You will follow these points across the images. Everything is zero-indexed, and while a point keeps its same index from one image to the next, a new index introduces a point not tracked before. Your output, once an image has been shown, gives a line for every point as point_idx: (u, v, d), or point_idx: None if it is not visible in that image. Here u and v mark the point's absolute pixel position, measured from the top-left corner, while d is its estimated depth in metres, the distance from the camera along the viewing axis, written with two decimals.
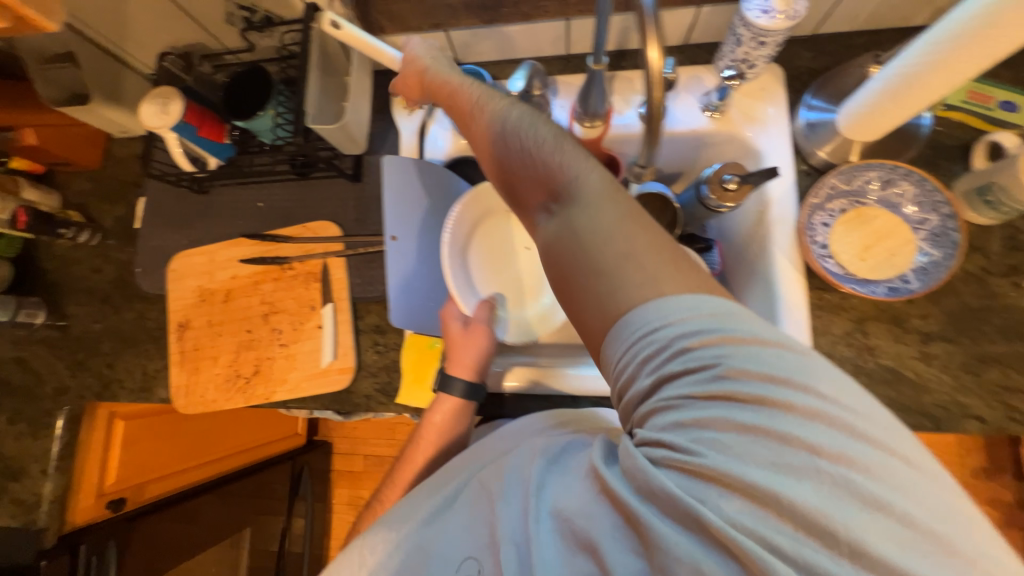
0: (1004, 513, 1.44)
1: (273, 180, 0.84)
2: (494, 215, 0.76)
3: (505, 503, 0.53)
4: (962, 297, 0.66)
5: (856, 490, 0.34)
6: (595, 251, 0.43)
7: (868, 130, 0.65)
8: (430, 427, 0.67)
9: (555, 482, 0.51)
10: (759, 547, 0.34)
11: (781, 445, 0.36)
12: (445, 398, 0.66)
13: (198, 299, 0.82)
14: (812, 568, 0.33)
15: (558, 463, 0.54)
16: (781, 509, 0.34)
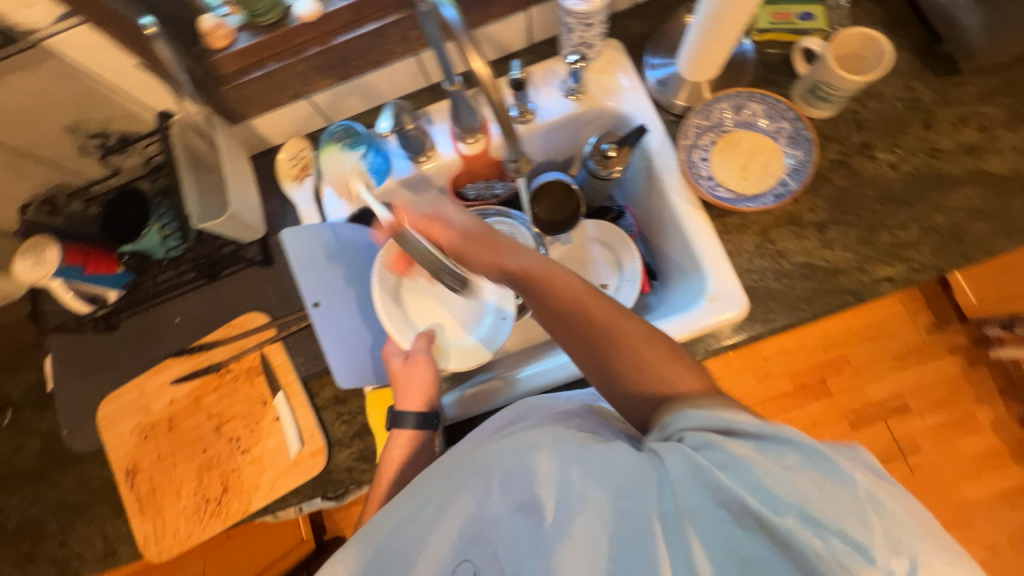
0: (965, 355, 1.57)
1: (184, 292, 0.81)
2: (418, 255, 0.80)
3: (510, 501, 0.50)
4: (836, 183, 0.74)
5: (868, 498, 0.39)
6: (627, 371, 0.56)
7: (705, 69, 0.73)
8: (389, 464, 0.61)
9: (570, 470, 0.49)
10: (781, 521, 0.39)
11: (804, 464, 0.41)
12: (400, 432, 0.63)
13: (141, 439, 0.77)
14: (820, 538, 0.38)
15: (565, 450, 0.50)
16: (805, 493, 0.40)
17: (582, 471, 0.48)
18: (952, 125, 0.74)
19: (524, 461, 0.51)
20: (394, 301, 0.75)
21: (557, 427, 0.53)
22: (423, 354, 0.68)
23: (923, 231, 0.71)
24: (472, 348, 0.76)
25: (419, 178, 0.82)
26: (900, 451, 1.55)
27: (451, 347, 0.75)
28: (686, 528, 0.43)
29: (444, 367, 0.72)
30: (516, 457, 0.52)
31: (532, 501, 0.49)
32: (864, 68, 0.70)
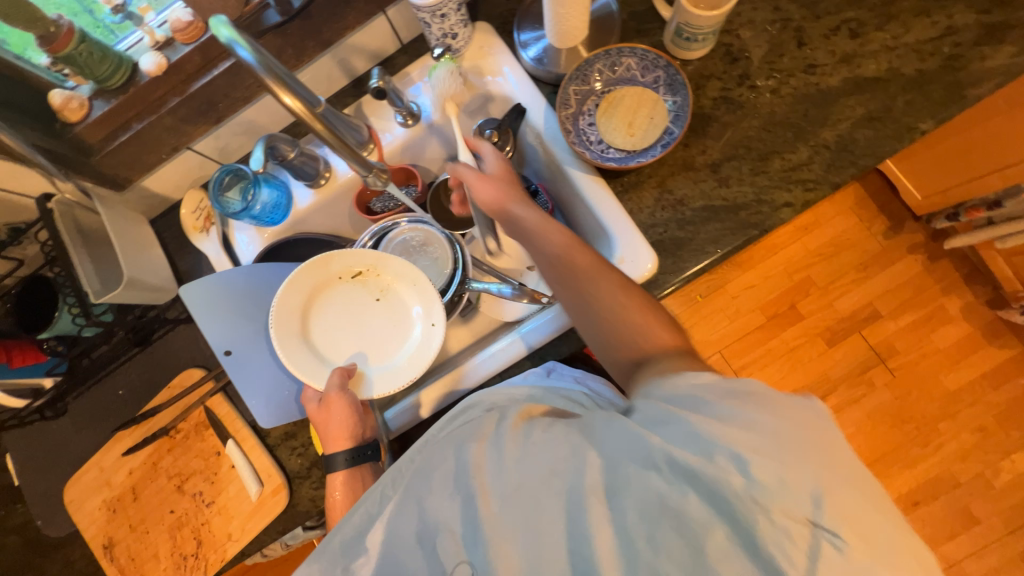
0: (925, 251, 1.58)
1: (121, 364, 0.82)
2: (327, 283, 0.77)
3: (451, 500, 0.49)
4: (722, 120, 0.74)
5: (789, 437, 0.39)
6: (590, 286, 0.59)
7: (570, 34, 0.73)
8: (334, 509, 0.66)
9: (503, 456, 0.49)
10: (715, 469, 0.38)
11: (713, 412, 0.41)
12: (336, 472, 0.68)
13: (110, 512, 0.79)
14: (755, 484, 0.37)
15: (497, 439, 0.51)
16: (737, 437, 0.39)
17: (514, 456, 0.49)
18: (826, 37, 0.73)
19: (461, 454, 0.51)
20: (305, 339, 0.74)
21: (492, 421, 0.54)
22: (335, 393, 0.69)
23: (813, 150, 0.71)
24: (396, 372, 0.75)
25: (322, 203, 0.83)
26: (879, 358, 1.57)
27: (375, 373, 0.75)
28: (623, 501, 0.43)
29: (367, 397, 0.73)
30: (454, 451, 0.52)
31: (470, 492, 0.48)
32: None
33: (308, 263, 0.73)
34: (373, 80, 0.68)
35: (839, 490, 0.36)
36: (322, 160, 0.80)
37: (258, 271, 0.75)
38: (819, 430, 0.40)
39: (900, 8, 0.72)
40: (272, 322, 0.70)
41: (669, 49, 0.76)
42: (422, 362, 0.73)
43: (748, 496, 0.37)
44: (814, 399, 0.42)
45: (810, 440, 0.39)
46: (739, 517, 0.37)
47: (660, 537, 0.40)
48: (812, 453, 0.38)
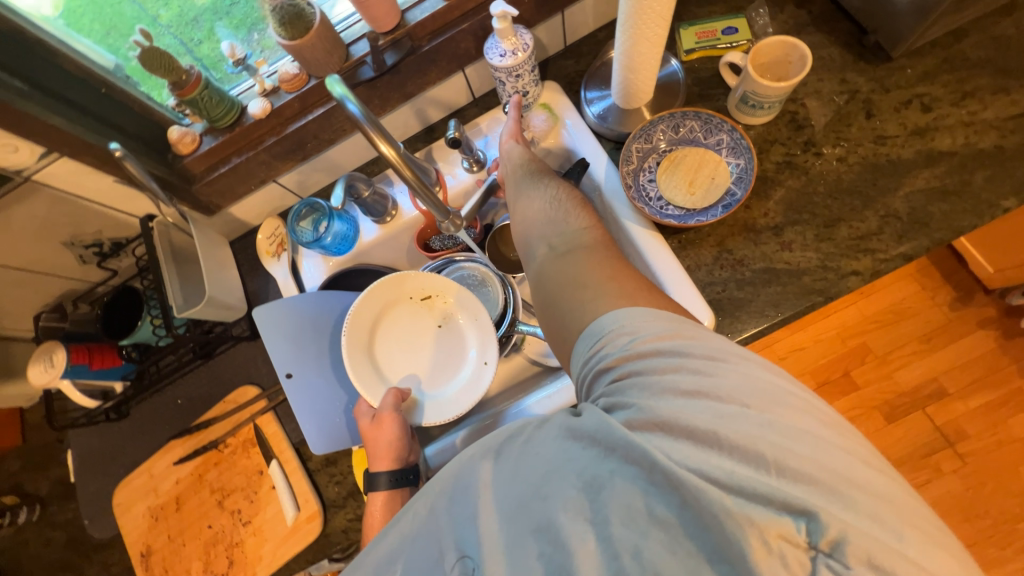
0: (998, 327, 1.47)
1: (184, 374, 0.87)
2: (399, 302, 0.80)
3: (450, 512, 0.47)
4: (785, 184, 0.74)
5: (776, 443, 0.37)
6: (572, 259, 0.57)
7: (636, 97, 0.77)
8: (371, 528, 0.65)
9: (502, 469, 0.46)
10: (699, 481, 0.37)
11: (669, 403, 0.41)
12: (377, 493, 0.67)
13: (153, 520, 0.81)
14: (743, 492, 0.36)
15: (500, 452, 0.47)
16: (720, 444, 0.38)
17: (512, 466, 0.46)
18: (895, 110, 0.73)
19: (466, 471, 0.48)
20: (369, 351, 0.77)
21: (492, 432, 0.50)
22: (388, 412, 0.70)
23: (883, 220, 0.70)
24: (446, 403, 0.76)
25: (386, 237, 0.87)
26: (946, 440, 1.43)
27: (426, 399, 0.76)
28: (605, 512, 0.40)
29: (418, 422, 0.74)
30: (458, 467, 0.49)
31: (471, 508, 0.45)
32: (790, 71, 0.72)
33: (388, 280, 0.77)
34: (451, 131, 0.72)
35: (825, 499, 0.34)
36: (391, 199, 0.85)
37: (324, 299, 0.79)
38: (790, 416, 0.38)
39: (976, 85, 0.72)
40: (344, 334, 0.74)
41: (733, 113, 0.78)
42: (471, 397, 0.74)
43: (735, 509, 0.35)
44: (779, 378, 0.41)
45: (782, 434, 0.37)
46: (730, 541, 0.35)
47: (647, 549, 0.38)
48: (789, 445, 0.37)
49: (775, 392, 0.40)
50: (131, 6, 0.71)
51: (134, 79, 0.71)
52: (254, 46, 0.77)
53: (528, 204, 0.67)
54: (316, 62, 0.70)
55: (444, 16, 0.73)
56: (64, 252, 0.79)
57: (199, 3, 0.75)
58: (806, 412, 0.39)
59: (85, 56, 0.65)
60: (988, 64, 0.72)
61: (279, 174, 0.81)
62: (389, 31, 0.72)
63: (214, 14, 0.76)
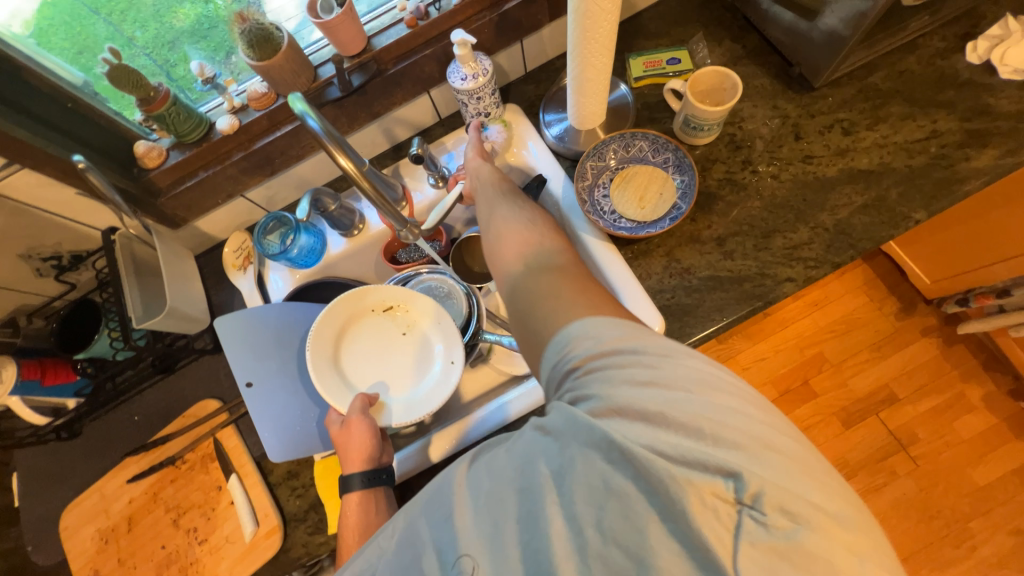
0: (939, 335, 1.58)
1: (142, 390, 0.85)
2: (362, 313, 0.81)
3: (428, 517, 0.47)
4: (724, 199, 0.80)
5: (713, 418, 0.40)
6: (535, 265, 0.61)
7: (590, 120, 0.83)
8: (347, 531, 0.63)
9: (478, 471, 0.48)
10: (648, 453, 0.39)
11: (624, 390, 0.43)
12: (351, 494, 0.66)
13: (102, 543, 0.78)
14: (687, 460, 0.38)
15: (478, 457, 0.50)
16: (666, 421, 0.40)
17: (486, 468, 0.47)
18: (820, 132, 0.81)
19: (444, 476, 0.50)
20: (335, 364, 0.78)
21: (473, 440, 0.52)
22: (356, 416, 0.71)
23: (813, 231, 0.76)
24: (415, 404, 0.77)
25: (353, 250, 0.89)
26: (899, 444, 1.51)
27: (393, 404, 0.77)
28: (570, 492, 0.42)
29: (386, 425, 0.74)
30: (437, 474, 0.51)
31: (447, 508, 0.47)
32: (725, 98, 0.79)
33: (348, 294, 0.78)
34: (413, 148, 0.77)
35: (754, 461, 0.37)
36: (358, 213, 0.88)
37: (290, 311, 0.80)
38: (727, 395, 0.42)
39: (888, 112, 0.81)
40: (307, 349, 0.75)
41: (678, 134, 0.85)
42: (440, 397, 0.75)
43: (681, 476, 0.38)
44: (720, 367, 0.45)
45: (719, 410, 0.40)
46: (672, 500, 0.37)
47: (608, 526, 0.40)
48: (722, 419, 0.40)
49: (716, 377, 0.43)
50: (105, 27, 0.73)
51: (103, 96, 0.73)
52: (225, 67, 0.80)
53: (494, 216, 0.71)
54: (284, 82, 0.74)
55: (408, 42, 0.78)
56: (20, 266, 0.78)
57: (177, 25, 0.77)
58: (739, 390, 0.43)
59: (53, 72, 0.67)
60: (897, 93, 0.81)
61: (246, 188, 0.83)
62: (355, 55, 0.77)
63: (191, 37, 0.78)
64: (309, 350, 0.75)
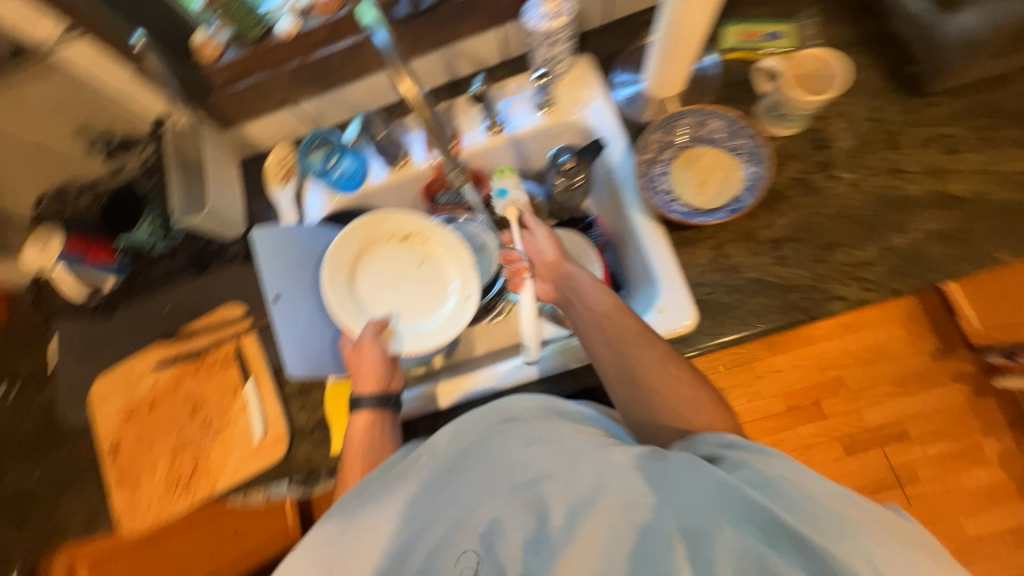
0: (972, 383, 1.50)
1: (174, 282, 0.88)
2: (378, 241, 0.81)
3: (524, 495, 0.50)
4: (792, 200, 0.74)
5: (876, 524, 0.42)
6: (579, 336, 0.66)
7: (667, 86, 0.76)
8: (353, 444, 0.65)
9: (576, 465, 0.50)
10: (811, 532, 0.41)
11: (780, 470, 0.46)
12: (360, 412, 0.68)
13: (126, 416, 0.84)
14: (846, 552, 0.40)
15: (577, 451, 0.52)
16: (835, 514, 0.42)
17: (587, 469, 0.50)
18: (918, 146, 0.73)
19: (535, 462, 0.52)
20: (350, 286, 0.79)
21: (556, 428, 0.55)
22: (368, 340, 0.73)
23: (880, 252, 0.71)
24: (427, 334, 0.79)
25: (394, 185, 0.86)
26: (897, 481, 1.48)
27: (403, 333, 0.78)
28: (708, 541, 0.43)
29: (395, 352, 0.75)
30: (526, 458, 0.52)
31: (545, 506, 0.49)
32: (822, 86, 0.73)
33: (368, 219, 0.77)
34: (475, 86, 0.71)
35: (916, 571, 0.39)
36: (405, 146, 0.85)
37: (321, 234, 0.80)
38: (883, 513, 0.43)
39: (1003, 135, 0.71)
40: (324, 270, 0.75)
41: (758, 116, 0.79)
42: (453, 329, 0.78)
43: (846, 564, 0.40)
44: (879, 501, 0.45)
45: (885, 522, 0.42)
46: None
47: None
48: (885, 536, 0.41)
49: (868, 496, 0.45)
50: None
51: None
52: None
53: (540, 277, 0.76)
54: None
55: None
56: (72, 140, 0.79)
57: None
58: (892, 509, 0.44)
59: None
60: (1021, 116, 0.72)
61: (297, 99, 0.80)
62: None
63: None
64: (325, 269, 0.75)
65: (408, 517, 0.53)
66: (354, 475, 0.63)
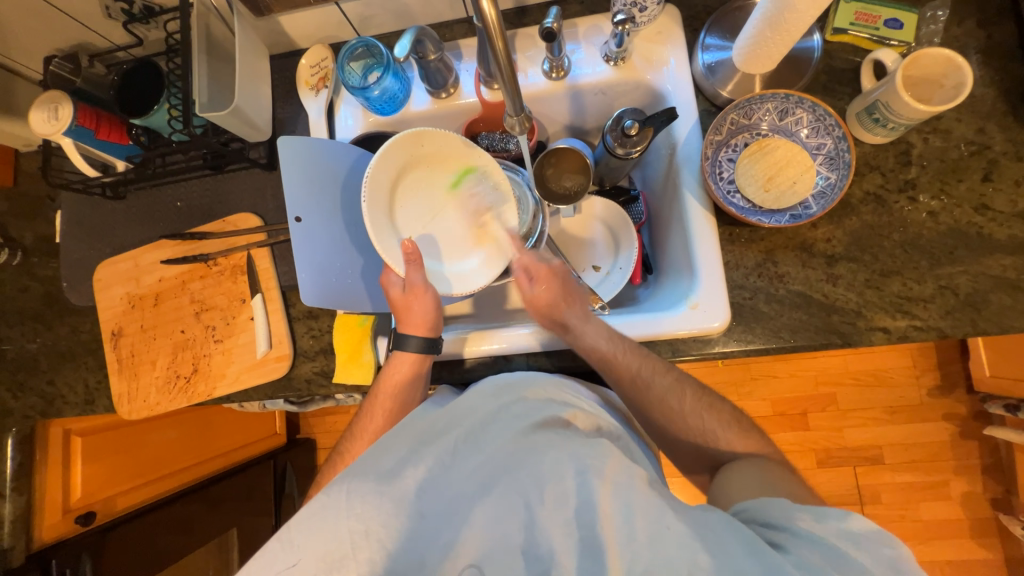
0: (960, 425, 1.51)
1: (189, 178, 0.83)
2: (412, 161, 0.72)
3: (573, 535, 0.44)
4: (862, 216, 0.68)
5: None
6: (618, 378, 0.65)
7: (758, 62, 0.67)
8: (388, 380, 0.69)
9: (636, 518, 0.42)
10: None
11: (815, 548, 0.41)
12: (403, 353, 0.69)
13: (129, 306, 0.82)
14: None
15: (624, 486, 0.45)
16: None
17: (648, 525, 0.42)
18: (1015, 183, 0.66)
19: (581, 493, 0.45)
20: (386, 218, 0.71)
21: (609, 455, 0.49)
22: (420, 285, 0.68)
23: (939, 290, 0.66)
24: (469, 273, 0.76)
25: (434, 114, 0.80)
26: (859, 499, 1.53)
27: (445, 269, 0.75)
28: None
29: (447, 293, 0.73)
30: (565, 480, 0.46)
31: (590, 546, 0.43)
32: (935, 97, 0.63)
33: (400, 139, 0.67)
34: (549, 20, 0.62)
35: None
36: (454, 74, 0.76)
37: (351, 154, 0.73)
38: None
39: None
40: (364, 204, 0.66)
41: (849, 120, 0.70)
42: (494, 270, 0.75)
43: None
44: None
45: None
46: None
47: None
48: None
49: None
50: None
51: None
52: None
53: (577, 321, 0.69)
54: None
55: None
56: None
57: None
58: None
59: None
60: None
61: None
62: None
63: None
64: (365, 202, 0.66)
65: (427, 508, 0.48)
66: (383, 409, 0.67)
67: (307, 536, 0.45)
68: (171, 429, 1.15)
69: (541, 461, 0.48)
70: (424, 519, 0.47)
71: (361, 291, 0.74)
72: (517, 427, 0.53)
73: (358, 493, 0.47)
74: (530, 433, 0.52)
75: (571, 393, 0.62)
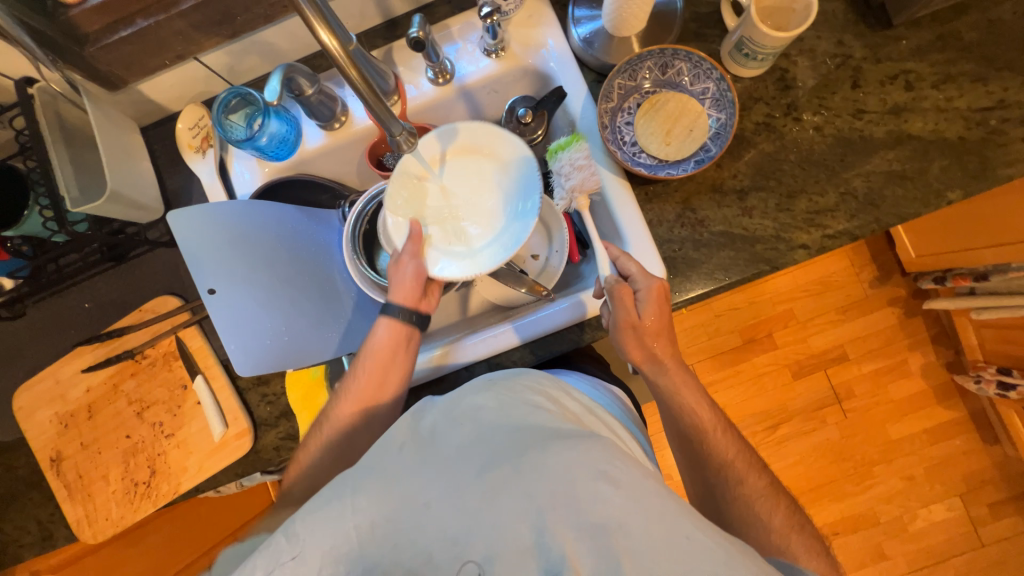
0: (904, 305, 1.63)
1: (91, 277, 0.77)
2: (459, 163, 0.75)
3: (586, 541, 0.41)
4: (759, 146, 0.72)
5: None
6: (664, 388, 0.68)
7: (628, 25, 0.68)
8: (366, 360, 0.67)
9: (653, 523, 0.41)
10: None
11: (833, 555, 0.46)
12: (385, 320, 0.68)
13: (62, 427, 0.76)
14: None
15: (641, 490, 0.44)
16: None
17: (666, 530, 0.41)
18: (881, 83, 0.71)
19: (592, 496, 0.43)
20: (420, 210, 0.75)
21: (629, 466, 0.47)
22: (406, 257, 0.70)
23: (841, 198, 0.70)
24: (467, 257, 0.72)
25: (333, 147, 0.78)
26: (836, 398, 1.63)
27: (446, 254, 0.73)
28: None
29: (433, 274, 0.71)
30: (572, 478, 0.44)
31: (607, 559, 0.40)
32: (791, 22, 0.67)
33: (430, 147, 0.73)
34: (413, 29, 0.61)
35: None
36: (340, 102, 0.74)
37: (251, 208, 0.69)
38: None
39: (960, 70, 0.70)
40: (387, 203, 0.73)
41: (725, 60, 0.73)
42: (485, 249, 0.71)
43: None
44: None
45: None
46: None
47: None
48: None
49: None
50: None
51: None
52: None
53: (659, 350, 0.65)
54: None
55: None
56: None
57: None
58: None
59: None
60: (976, 48, 0.70)
61: (199, 51, 0.68)
62: None
63: None
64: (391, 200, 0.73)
65: (433, 497, 0.45)
66: (363, 388, 0.66)
67: (317, 527, 0.44)
68: (153, 534, 1.07)
69: (550, 458, 0.46)
70: (429, 507, 0.45)
71: (301, 343, 0.70)
72: (522, 427, 0.50)
73: (364, 488, 0.46)
74: (536, 433, 0.49)
75: (559, 383, 0.62)
